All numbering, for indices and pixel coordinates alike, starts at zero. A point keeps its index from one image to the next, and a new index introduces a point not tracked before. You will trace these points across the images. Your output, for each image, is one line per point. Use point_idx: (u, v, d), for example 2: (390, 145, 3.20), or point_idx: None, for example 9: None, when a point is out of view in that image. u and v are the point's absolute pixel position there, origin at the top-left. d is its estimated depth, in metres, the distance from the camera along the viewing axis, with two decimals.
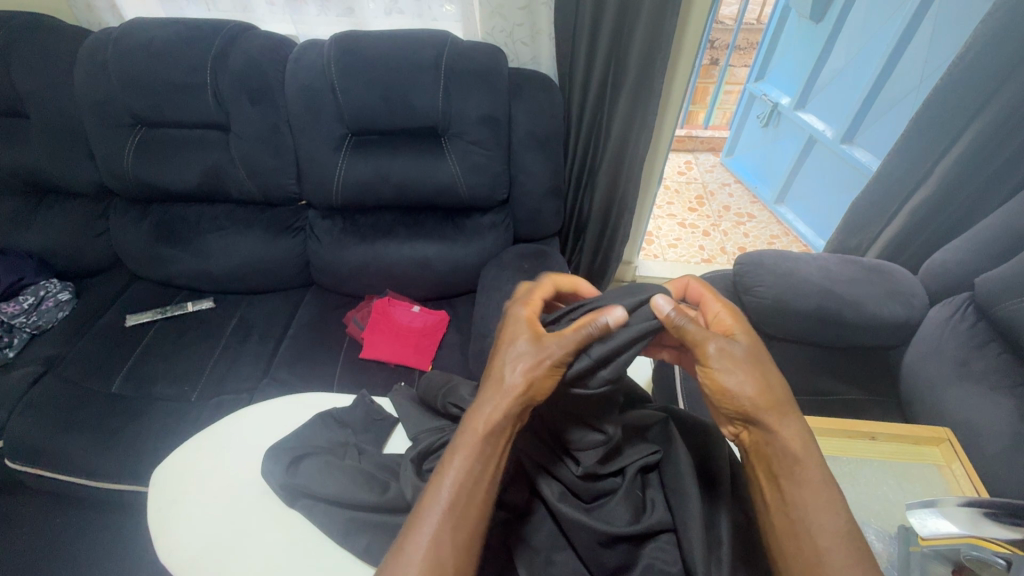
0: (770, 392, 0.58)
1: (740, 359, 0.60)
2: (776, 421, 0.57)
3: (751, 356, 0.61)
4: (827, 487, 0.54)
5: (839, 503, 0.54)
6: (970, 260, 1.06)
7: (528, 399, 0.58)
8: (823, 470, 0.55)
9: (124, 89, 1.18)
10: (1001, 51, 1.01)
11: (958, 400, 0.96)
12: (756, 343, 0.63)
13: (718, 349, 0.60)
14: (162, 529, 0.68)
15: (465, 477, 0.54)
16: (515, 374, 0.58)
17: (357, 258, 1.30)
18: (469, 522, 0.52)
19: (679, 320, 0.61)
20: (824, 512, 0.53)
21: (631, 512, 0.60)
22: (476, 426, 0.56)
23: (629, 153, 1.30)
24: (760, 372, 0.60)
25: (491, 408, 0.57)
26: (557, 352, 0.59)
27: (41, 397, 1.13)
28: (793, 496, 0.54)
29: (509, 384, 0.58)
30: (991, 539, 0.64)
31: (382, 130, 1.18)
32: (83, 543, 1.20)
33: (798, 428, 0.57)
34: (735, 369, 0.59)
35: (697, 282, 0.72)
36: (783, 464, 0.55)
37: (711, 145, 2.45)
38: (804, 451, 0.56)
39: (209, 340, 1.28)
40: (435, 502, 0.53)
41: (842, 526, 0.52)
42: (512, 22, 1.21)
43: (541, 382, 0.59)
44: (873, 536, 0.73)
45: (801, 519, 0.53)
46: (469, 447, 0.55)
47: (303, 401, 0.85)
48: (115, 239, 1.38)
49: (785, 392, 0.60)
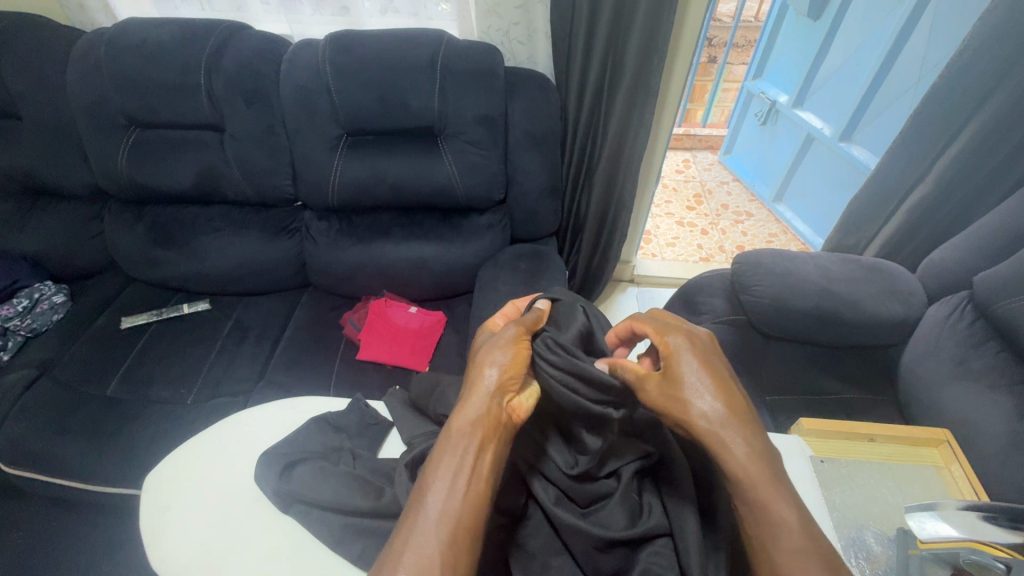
0: (717, 413, 0.56)
1: (682, 399, 0.57)
2: (722, 448, 0.55)
3: (695, 373, 0.58)
4: (779, 502, 0.52)
5: (789, 513, 0.52)
6: (968, 259, 1.06)
7: (500, 388, 0.59)
8: (776, 487, 0.53)
9: (116, 89, 1.16)
10: (1000, 49, 1.00)
11: (955, 400, 0.95)
12: (701, 362, 0.59)
13: (660, 387, 0.59)
14: (155, 537, 0.67)
15: (445, 474, 0.53)
16: (483, 366, 0.60)
17: (353, 259, 1.29)
18: (454, 517, 0.51)
19: (619, 368, 0.63)
20: (778, 529, 0.52)
21: (627, 515, 0.59)
22: (453, 423, 0.56)
23: (626, 151, 1.29)
24: (706, 390, 0.57)
25: (464, 404, 0.57)
26: (512, 333, 0.63)
27: (35, 401, 1.12)
28: (749, 517, 0.53)
29: (480, 376, 0.59)
30: (991, 543, 0.65)
31: (378, 131, 1.18)
32: (80, 546, 1.20)
33: (747, 442, 0.55)
34: (676, 411, 0.57)
35: (638, 321, 0.67)
36: (735, 485, 0.54)
37: (710, 143, 2.44)
38: (751, 465, 0.54)
39: (204, 342, 1.27)
40: (420, 503, 0.52)
41: (799, 538, 0.51)
42: (509, 20, 1.19)
43: (512, 368, 0.60)
44: (871, 539, 0.72)
45: (759, 538, 0.52)
46: (447, 443, 0.55)
47: (300, 405, 0.84)
48: (110, 241, 1.37)
49: (735, 415, 0.56)
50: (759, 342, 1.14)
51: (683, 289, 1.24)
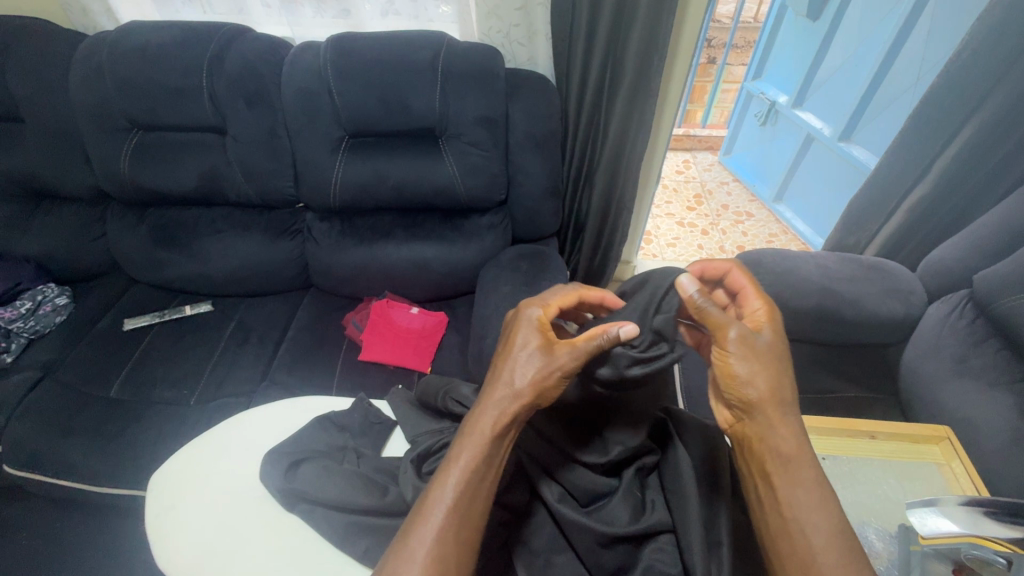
0: (780, 389, 0.58)
1: (759, 352, 0.60)
2: (777, 417, 0.57)
3: (779, 344, 0.61)
4: (819, 493, 0.53)
5: (831, 502, 0.53)
6: (968, 256, 1.06)
7: (536, 403, 0.57)
8: (816, 472, 0.55)
9: (118, 92, 1.17)
10: (998, 48, 1.01)
11: (955, 398, 0.96)
12: (784, 336, 0.63)
13: (741, 341, 0.60)
14: (160, 536, 0.68)
15: (470, 479, 0.53)
16: (525, 378, 0.57)
17: (355, 260, 1.30)
18: (472, 524, 0.51)
19: (703, 302, 0.63)
20: (817, 512, 0.52)
21: (630, 511, 0.60)
22: (484, 429, 0.55)
23: (627, 151, 1.29)
24: (773, 368, 0.59)
25: (498, 412, 0.56)
26: (564, 369, 0.58)
27: (38, 403, 1.12)
28: (786, 496, 0.54)
29: (521, 388, 0.56)
30: (991, 538, 0.64)
31: (380, 132, 1.18)
32: (82, 548, 1.20)
33: (794, 427, 0.57)
34: (752, 364, 0.59)
35: (742, 272, 0.70)
36: (777, 462, 0.55)
37: (709, 144, 2.45)
38: (800, 450, 0.55)
39: (206, 343, 1.27)
40: (438, 503, 0.51)
41: (834, 524, 0.52)
42: (509, 22, 1.20)
43: (554, 385, 0.58)
44: (873, 536, 0.73)
45: (795, 518, 0.52)
46: (476, 450, 0.54)
47: (302, 405, 0.85)
48: (113, 244, 1.37)
49: (793, 396, 0.59)
50: None
51: None
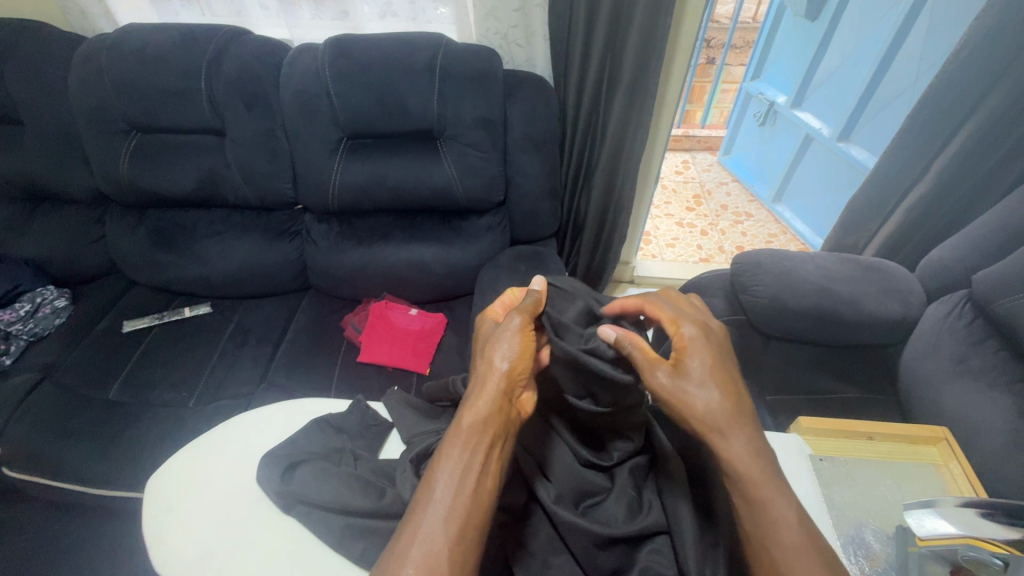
0: (724, 408, 0.58)
1: (694, 387, 0.60)
2: (724, 439, 0.56)
3: (705, 367, 0.61)
4: (780, 503, 0.53)
5: (791, 515, 0.53)
6: (967, 257, 1.06)
7: (509, 381, 0.60)
8: (776, 487, 0.54)
9: (117, 95, 1.17)
10: (997, 48, 1.01)
11: (954, 399, 0.96)
12: (714, 353, 0.63)
13: (669, 374, 0.61)
14: (158, 539, 0.68)
15: (455, 470, 0.53)
16: (492, 364, 0.61)
17: (353, 262, 1.30)
18: (462, 513, 0.51)
19: (626, 344, 0.65)
20: (777, 524, 0.52)
21: (627, 509, 0.61)
22: (463, 419, 0.57)
23: (625, 151, 1.29)
24: (713, 386, 0.59)
25: (477, 400, 0.58)
26: (517, 322, 0.64)
27: (37, 405, 1.12)
28: (745, 511, 0.54)
29: (491, 371, 0.60)
30: (988, 540, 0.65)
31: (378, 134, 1.18)
32: (81, 550, 1.20)
33: (750, 442, 0.56)
34: (688, 393, 0.60)
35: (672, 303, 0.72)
36: (732, 480, 0.55)
37: (708, 145, 2.45)
38: (753, 463, 0.55)
39: (205, 346, 1.27)
40: (426, 501, 0.52)
41: (799, 538, 0.51)
42: (507, 24, 1.20)
43: (520, 361, 0.62)
44: (871, 537, 0.72)
45: (756, 531, 0.53)
46: (458, 440, 0.55)
47: (300, 407, 0.85)
48: (112, 245, 1.37)
49: (745, 413, 0.59)
50: (758, 342, 1.14)
51: (682, 289, 1.24)
